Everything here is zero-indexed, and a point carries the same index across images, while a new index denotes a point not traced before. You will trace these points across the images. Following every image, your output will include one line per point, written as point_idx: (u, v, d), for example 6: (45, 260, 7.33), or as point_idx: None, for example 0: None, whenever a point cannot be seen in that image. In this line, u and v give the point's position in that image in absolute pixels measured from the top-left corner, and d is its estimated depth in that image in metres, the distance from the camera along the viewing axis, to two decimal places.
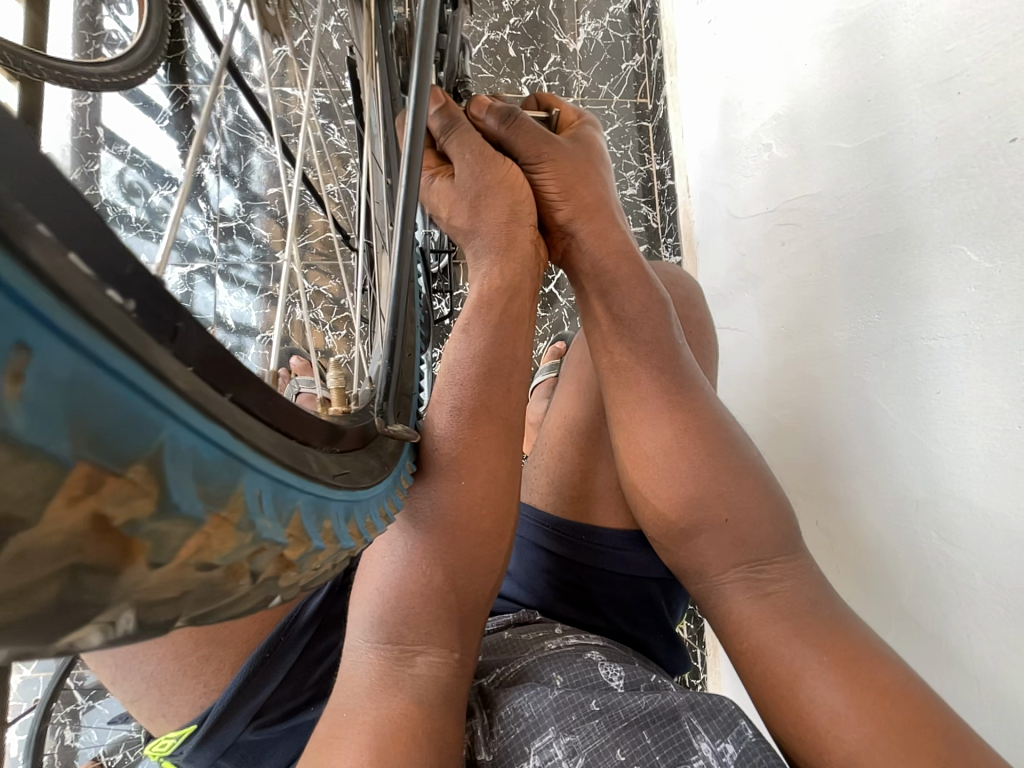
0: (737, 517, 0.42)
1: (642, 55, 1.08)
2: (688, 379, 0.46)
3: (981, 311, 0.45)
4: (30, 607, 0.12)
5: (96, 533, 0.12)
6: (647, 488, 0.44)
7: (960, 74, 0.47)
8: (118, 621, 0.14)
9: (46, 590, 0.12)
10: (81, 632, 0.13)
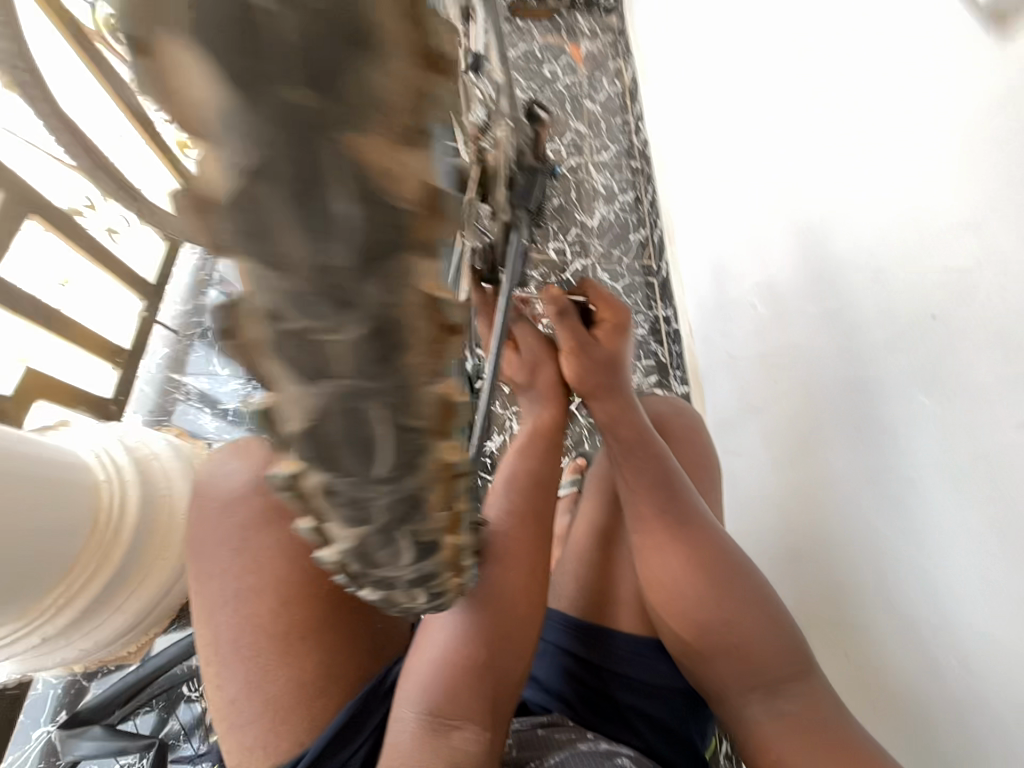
0: (748, 645, 0.46)
1: (645, 229, 1.37)
2: (690, 509, 0.51)
3: (945, 446, 0.53)
4: (425, 542, 0.23)
5: (452, 516, 0.24)
6: (665, 611, 0.49)
7: (883, 266, 0.62)
8: (426, 567, 0.24)
9: (430, 536, 0.23)
10: (412, 566, 0.24)
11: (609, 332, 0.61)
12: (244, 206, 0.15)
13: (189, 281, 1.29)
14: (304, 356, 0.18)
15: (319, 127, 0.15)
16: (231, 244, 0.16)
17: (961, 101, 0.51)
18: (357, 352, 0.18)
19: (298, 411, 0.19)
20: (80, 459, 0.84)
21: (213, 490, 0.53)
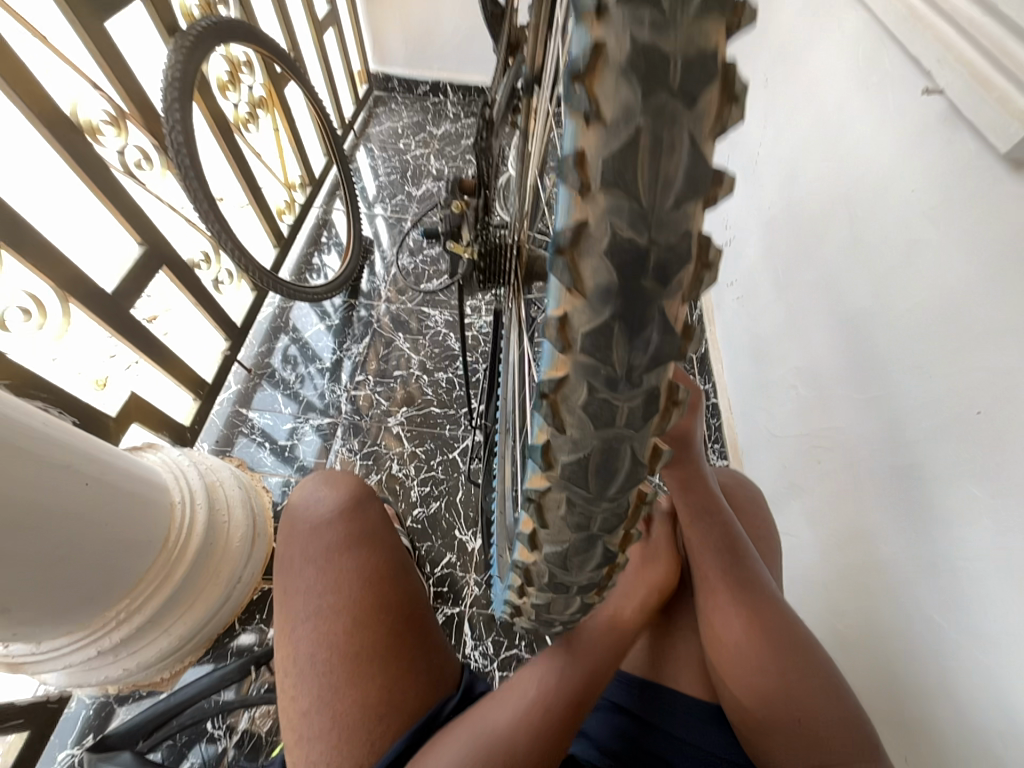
0: (808, 716, 0.46)
1: (685, 308, 1.49)
2: (752, 578, 0.54)
3: (999, 539, 0.55)
4: (592, 568, 0.30)
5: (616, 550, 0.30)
6: (726, 675, 0.50)
7: (923, 360, 0.67)
8: (580, 582, 0.31)
9: (597, 564, 0.30)
10: (572, 580, 0.31)
11: (683, 414, 0.52)
12: (599, 330, 0.20)
13: (268, 326, 1.44)
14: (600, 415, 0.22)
15: (668, 263, 0.18)
16: (582, 349, 0.21)
17: (989, 225, 0.59)
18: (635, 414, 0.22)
19: (578, 447, 0.24)
20: (161, 479, 0.93)
21: (302, 517, 0.67)
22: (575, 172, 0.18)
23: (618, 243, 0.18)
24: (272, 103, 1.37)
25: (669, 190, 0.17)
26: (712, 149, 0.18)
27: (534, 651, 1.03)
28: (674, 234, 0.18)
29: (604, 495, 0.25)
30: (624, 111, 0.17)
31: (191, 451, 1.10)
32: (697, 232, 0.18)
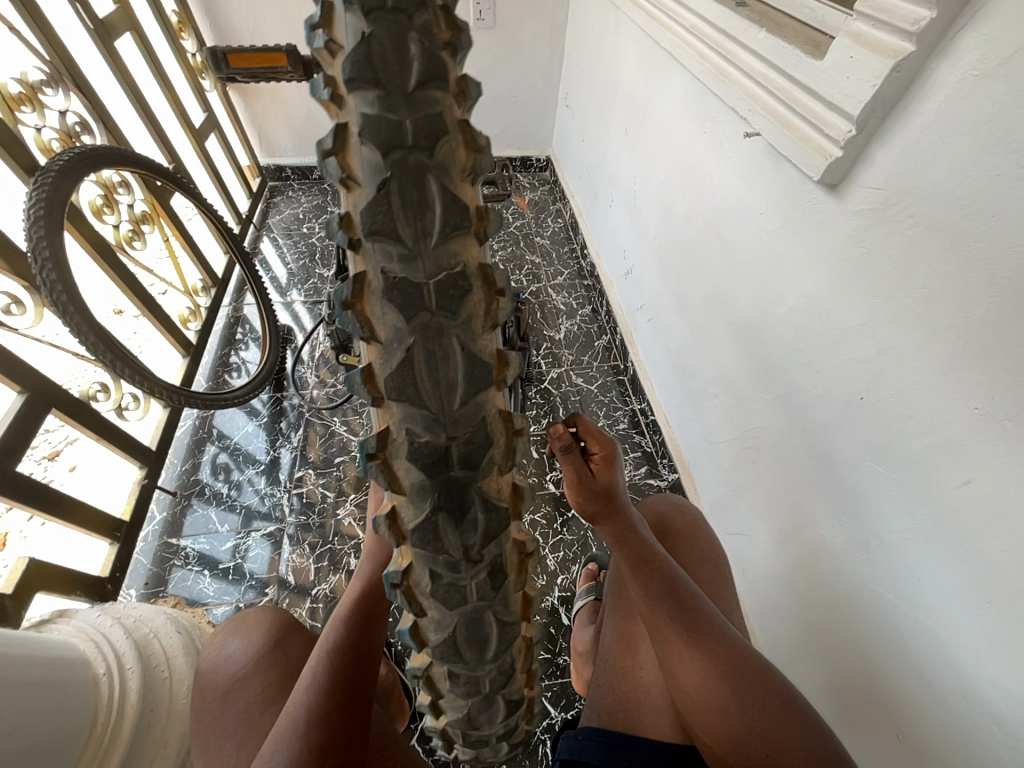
0: (774, 753, 0.48)
1: (607, 335, 1.57)
2: (701, 616, 0.56)
3: (907, 507, 0.60)
4: (487, 691, 0.47)
5: (505, 678, 0.48)
6: (697, 721, 0.54)
7: (808, 357, 0.74)
8: (487, 701, 0.47)
9: (491, 687, 0.47)
10: (481, 701, 0.47)
11: (601, 464, 0.64)
12: (427, 520, 0.36)
13: (189, 441, 1.35)
14: (452, 596, 0.40)
15: (465, 424, 0.35)
16: (415, 543, 0.37)
17: (825, 237, 0.68)
18: (483, 589, 0.41)
19: (439, 626, 0.41)
20: (78, 652, 0.82)
21: (217, 682, 0.68)
22: (364, 386, 0.34)
23: (417, 436, 0.34)
24: (157, 217, 1.34)
25: (454, 391, 0.34)
26: (486, 341, 0.35)
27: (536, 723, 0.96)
28: (465, 415, 0.35)
29: (476, 657, 0.43)
30: (397, 334, 0.33)
31: (112, 604, 0.99)
32: (488, 406, 0.36)
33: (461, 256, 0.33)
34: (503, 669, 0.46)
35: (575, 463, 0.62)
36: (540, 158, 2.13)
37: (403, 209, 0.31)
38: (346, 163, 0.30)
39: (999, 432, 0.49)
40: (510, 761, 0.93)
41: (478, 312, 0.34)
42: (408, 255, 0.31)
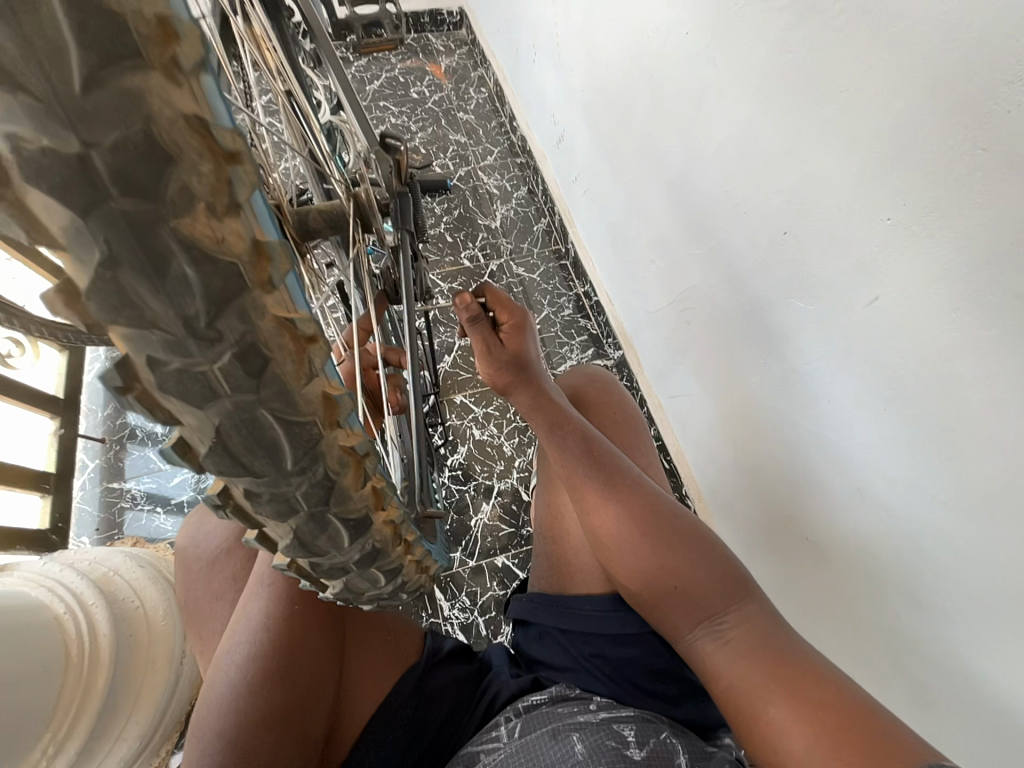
0: (684, 583, 0.55)
1: (546, 216, 1.47)
2: (620, 479, 0.62)
3: (825, 336, 0.62)
4: (340, 518, 0.26)
5: (358, 480, 0.26)
6: (616, 567, 0.59)
7: (737, 199, 0.70)
8: (344, 536, 0.27)
9: (344, 513, 0.26)
10: (336, 541, 0.27)
11: (510, 333, 0.66)
12: (104, 287, 0.14)
13: (105, 385, 1.22)
14: (193, 385, 0.17)
15: (139, 146, 0.13)
16: (100, 319, 0.15)
17: (752, 49, 0.60)
18: (241, 364, 0.18)
19: (203, 433, 0.18)
20: (32, 599, 0.80)
21: (197, 558, 0.61)
22: None
23: (20, 141, 0.12)
24: None
25: (63, 57, 0.11)
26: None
27: (507, 586, 1.06)
28: (102, 117, 0.12)
29: (275, 473, 0.21)
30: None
31: (62, 552, 0.96)
32: (164, 113, 0.13)
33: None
34: (323, 480, 0.23)
35: (482, 332, 0.64)
36: (452, 11, 1.79)
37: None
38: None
39: (907, 238, 0.49)
40: (487, 618, 1.03)
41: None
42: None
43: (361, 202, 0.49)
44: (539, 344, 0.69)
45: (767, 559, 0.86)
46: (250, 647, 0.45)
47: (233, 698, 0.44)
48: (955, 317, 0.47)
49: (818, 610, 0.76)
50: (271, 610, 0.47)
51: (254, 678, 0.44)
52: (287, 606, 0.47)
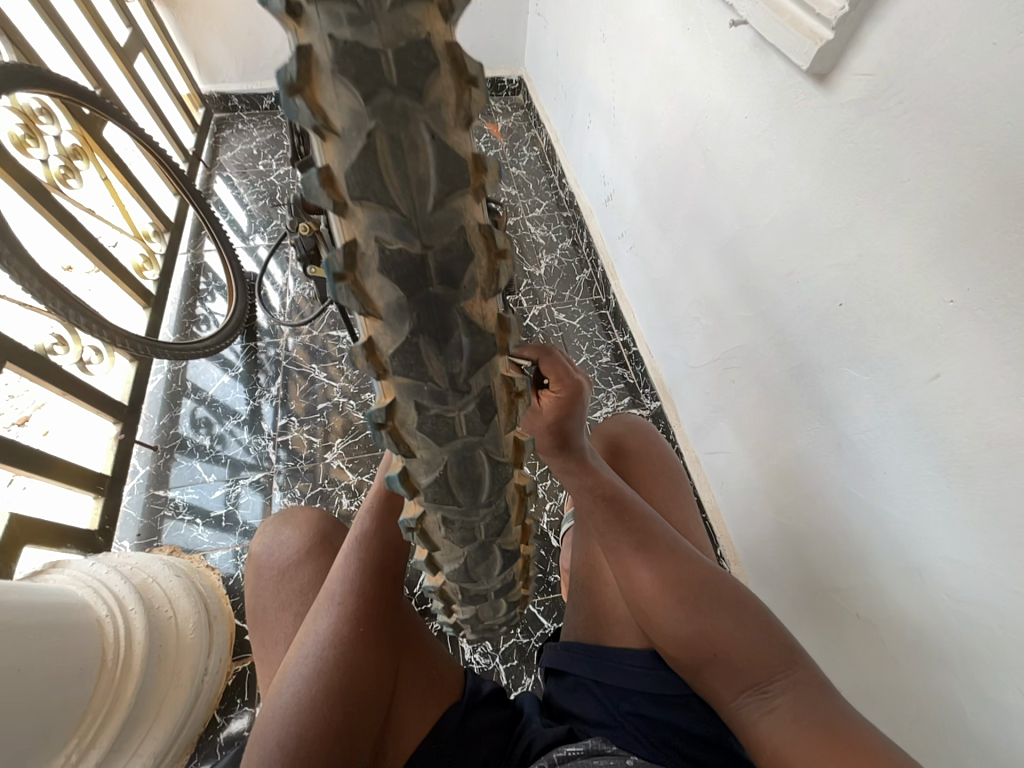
0: (723, 647, 0.54)
1: (589, 268, 1.54)
2: (653, 536, 0.62)
3: (881, 405, 0.62)
4: (501, 537, 0.43)
5: (515, 518, 0.44)
6: (653, 629, 0.59)
7: (791, 270, 0.73)
8: (498, 552, 0.44)
9: (505, 537, 0.44)
10: (495, 556, 0.44)
11: (554, 403, 0.61)
12: (405, 347, 0.27)
13: (164, 396, 1.29)
14: (441, 427, 0.31)
15: (450, 254, 0.24)
16: (394, 367, 0.28)
17: (812, 137, 0.65)
18: (476, 418, 0.32)
19: (431, 466, 0.34)
20: (77, 598, 0.84)
21: (268, 566, 0.63)
22: (322, 190, 0.21)
23: (388, 244, 0.23)
24: (92, 153, 1.21)
25: (427, 187, 0.22)
26: (461, 137, 0.22)
27: (531, 634, 1.04)
28: (441, 225, 0.23)
29: (471, 500, 0.37)
30: (353, 114, 0.20)
31: (106, 554, 0.99)
32: (470, 222, 0.24)
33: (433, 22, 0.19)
34: (499, 513, 0.40)
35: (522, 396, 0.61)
36: (512, 80, 1.95)
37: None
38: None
39: (972, 319, 0.50)
40: (509, 667, 1.00)
41: (460, 81, 0.21)
42: (359, 15, 0.18)
43: None
44: (586, 411, 0.64)
45: (809, 633, 0.83)
46: (317, 663, 0.49)
47: (296, 711, 0.46)
48: (1022, 403, 0.48)
49: (868, 694, 0.72)
50: (338, 627, 0.51)
51: (316, 692, 0.47)
52: (351, 628, 0.51)
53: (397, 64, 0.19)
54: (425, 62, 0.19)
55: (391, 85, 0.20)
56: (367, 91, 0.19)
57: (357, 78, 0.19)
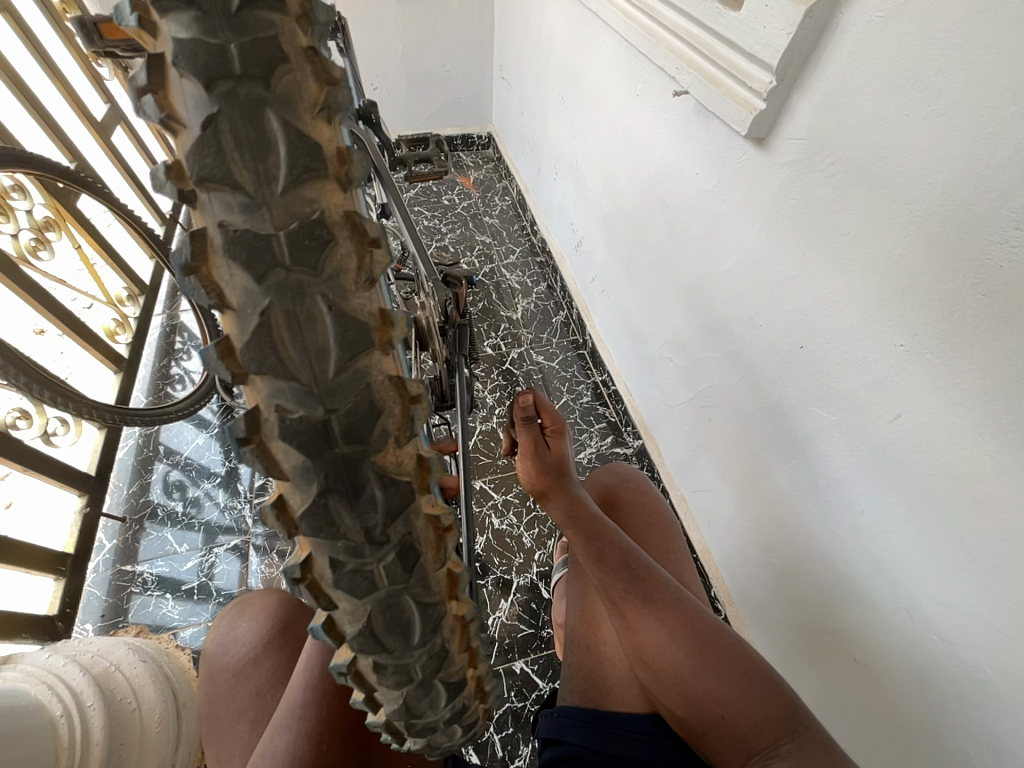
0: (730, 709, 0.53)
1: (564, 310, 1.57)
2: (657, 587, 0.60)
3: (851, 444, 0.63)
4: (448, 673, 0.38)
5: (460, 648, 0.39)
6: (658, 687, 0.56)
7: (752, 315, 0.75)
8: (442, 689, 0.38)
9: (453, 671, 0.38)
10: (441, 695, 0.38)
11: (553, 437, 0.72)
12: (315, 501, 0.29)
13: (134, 463, 1.25)
14: (360, 581, 0.31)
15: (353, 408, 0.28)
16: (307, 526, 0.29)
17: (758, 192, 0.69)
18: (393, 571, 0.32)
19: (356, 616, 0.32)
20: (29, 699, 0.75)
21: (224, 665, 0.60)
22: (222, 359, 0.26)
23: (289, 412, 0.27)
24: (65, 222, 1.21)
25: (327, 353, 0.27)
26: (363, 295, 0.27)
27: (526, 697, 0.99)
28: (342, 388, 0.28)
29: (402, 644, 0.34)
30: (249, 296, 0.25)
31: (65, 642, 0.92)
32: (377, 375, 0.29)
33: (326, 200, 0.26)
34: (436, 652, 0.36)
35: (526, 434, 0.69)
36: (481, 135, 2.05)
37: (235, 136, 0.24)
38: (153, 71, 0.23)
39: (925, 363, 0.52)
40: (504, 736, 0.95)
41: (359, 246, 0.27)
42: (251, 203, 0.24)
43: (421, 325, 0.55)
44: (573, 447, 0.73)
45: (808, 679, 0.80)
46: None
47: None
48: (984, 443, 0.49)
49: (874, 747, 0.69)
50: (291, 743, 0.47)
51: None
52: (305, 742, 0.48)
53: (288, 234, 0.25)
54: (317, 235, 0.25)
55: (283, 257, 0.25)
56: (259, 261, 0.25)
57: (250, 249, 0.25)
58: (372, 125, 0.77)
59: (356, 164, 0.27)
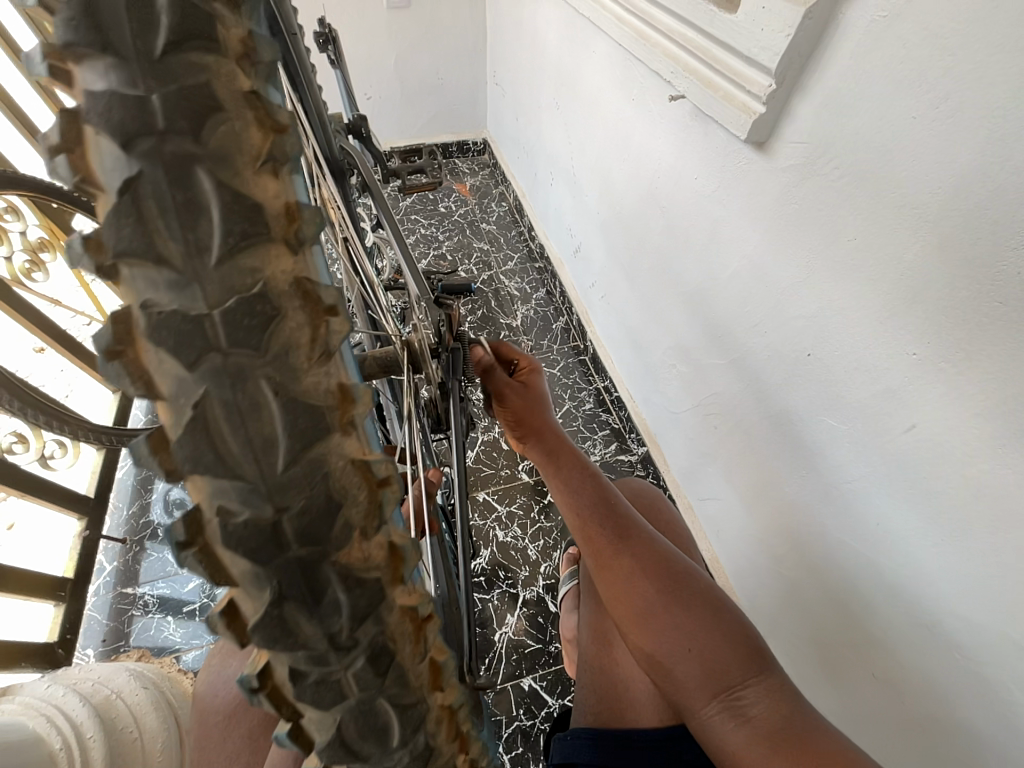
0: (698, 645, 0.53)
1: (564, 316, 1.55)
2: (632, 529, 0.61)
3: (862, 454, 0.61)
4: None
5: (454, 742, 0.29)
6: (632, 630, 0.56)
7: (759, 322, 0.73)
8: None
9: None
10: None
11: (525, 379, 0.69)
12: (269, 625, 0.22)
13: (133, 482, 1.23)
14: (326, 690, 0.24)
15: (314, 510, 0.22)
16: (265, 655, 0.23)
17: (759, 197, 0.67)
18: (363, 676, 0.24)
19: (320, 726, 0.25)
20: (26, 731, 0.70)
21: (214, 709, 0.59)
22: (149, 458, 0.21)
23: (232, 516, 0.21)
24: (60, 243, 1.20)
25: (275, 446, 0.21)
26: (323, 371, 0.23)
27: (535, 715, 0.97)
28: (296, 481, 0.22)
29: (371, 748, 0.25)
30: (180, 384, 0.20)
31: (64, 669, 0.91)
32: (338, 463, 0.23)
33: (270, 261, 0.21)
34: (420, 752, 0.26)
35: (492, 375, 0.65)
36: (477, 141, 2.04)
37: (161, 201, 0.19)
38: (67, 129, 0.19)
39: (940, 372, 0.50)
40: (513, 757, 0.93)
41: (310, 311, 0.22)
42: (180, 279, 0.20)
43: (413, 350, 0.52)
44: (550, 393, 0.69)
45: (825, 696, 0.77)
46: None
47: None
48: (1006, 456, 0.47)
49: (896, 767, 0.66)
50: None
51: None
52: None
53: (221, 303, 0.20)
54: (258, 305, 0.20)
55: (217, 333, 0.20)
56: (189, 345, 0.20)
57: (176, 328, 0.20)
58: (364, 139, 0.76)
59: (310, 220, 0.22)
